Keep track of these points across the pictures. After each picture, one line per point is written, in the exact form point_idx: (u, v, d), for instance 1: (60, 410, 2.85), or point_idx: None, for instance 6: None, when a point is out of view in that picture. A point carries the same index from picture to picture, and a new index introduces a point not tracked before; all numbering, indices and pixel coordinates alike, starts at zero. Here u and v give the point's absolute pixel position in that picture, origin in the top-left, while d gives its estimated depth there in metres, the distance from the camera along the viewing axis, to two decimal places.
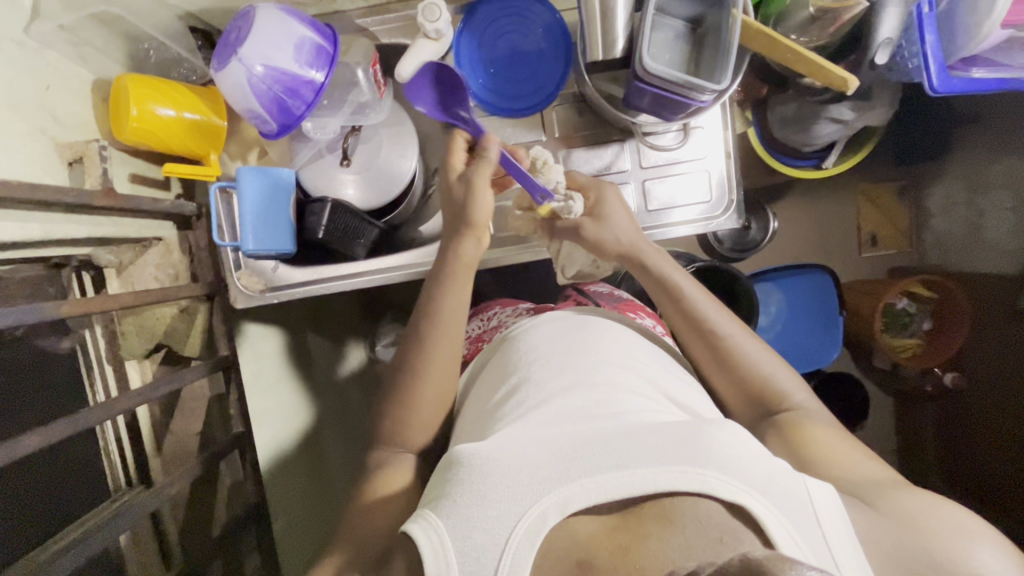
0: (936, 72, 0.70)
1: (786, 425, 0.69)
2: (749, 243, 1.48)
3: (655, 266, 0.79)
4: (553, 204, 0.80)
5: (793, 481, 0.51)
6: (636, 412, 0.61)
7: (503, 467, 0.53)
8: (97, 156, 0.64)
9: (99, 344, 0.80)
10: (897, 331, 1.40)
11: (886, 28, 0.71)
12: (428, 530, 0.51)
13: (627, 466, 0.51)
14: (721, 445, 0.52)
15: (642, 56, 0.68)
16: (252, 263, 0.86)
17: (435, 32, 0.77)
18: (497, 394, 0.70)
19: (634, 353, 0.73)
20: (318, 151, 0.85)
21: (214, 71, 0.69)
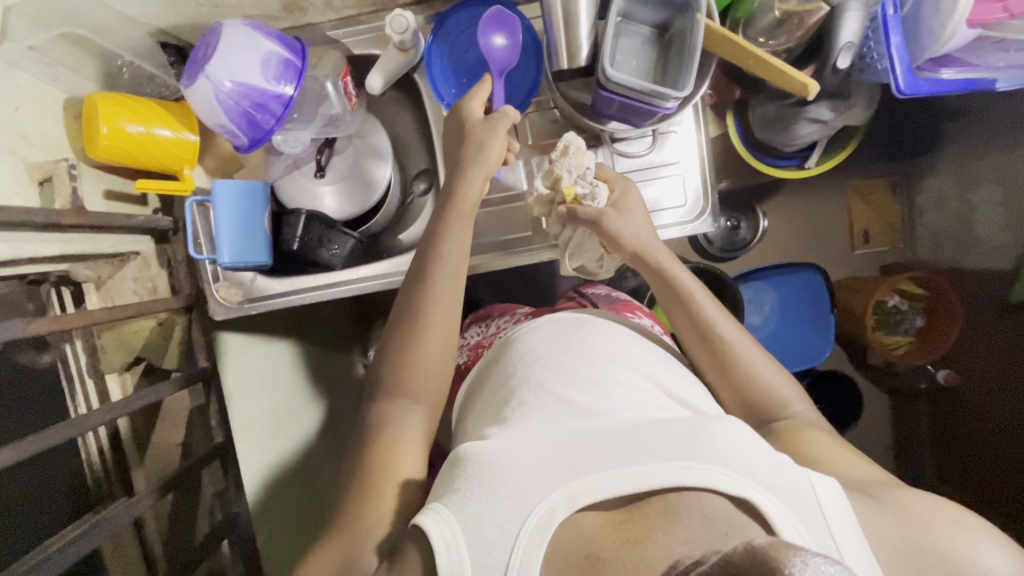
0: (902, 74, 0.70)
1: (784, 428, 0.69)
2: (738, 244, 1.49)
3: (658, 262, 0.80)
4: (578, 187, 0.80)
5: (795, 476, 0.53)
6: (640, 413, 0.63)
7: (512, 464, 0.55)
8: (66, 175, 0.65)
9: (81, 359, 0.80)
10: (889, 329, 1.40)
11: (847, 33, 0.69)
12: (439, 523, 0.52)
13: (633, 463, 0.53)
14: (724, 439, 0.55)
15: (604, 66, 0.68)
16: (231, 275, 0.87)
17: (403, 44, 0.79)
18: (500, 398, 0.72)
19: (636, 355, 0.75)
20: (291, 163, 0.86)
21: (183, 87, 0.70)
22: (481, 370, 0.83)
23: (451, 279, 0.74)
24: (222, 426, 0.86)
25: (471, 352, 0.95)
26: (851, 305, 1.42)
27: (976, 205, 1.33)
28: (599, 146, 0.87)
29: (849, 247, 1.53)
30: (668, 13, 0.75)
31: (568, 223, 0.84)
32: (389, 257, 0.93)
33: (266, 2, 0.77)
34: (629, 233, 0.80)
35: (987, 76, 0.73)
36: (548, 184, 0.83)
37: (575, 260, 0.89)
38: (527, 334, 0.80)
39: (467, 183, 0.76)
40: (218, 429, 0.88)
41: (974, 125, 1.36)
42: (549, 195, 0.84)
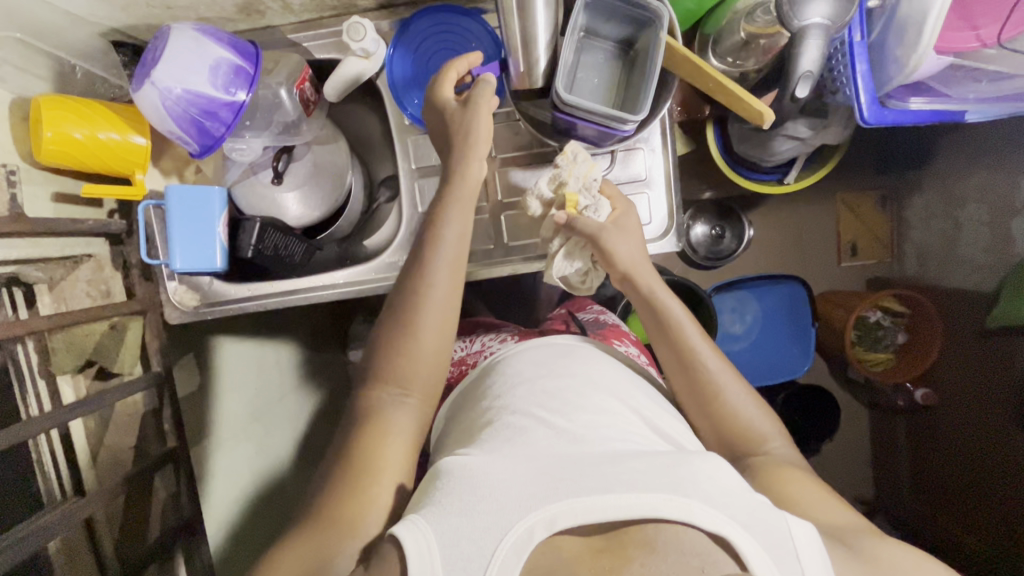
0: (867, 103, 0.67)
1: (758, 468, 0.68)
2: (724, 251, 1.43)
3: (649, 286, 0.79)
4: (580, 198, 0.77)
5: (774, 514, 0.54)
6: (623, 441, 0.64)
7: (495, 483, 0.56)
8: (4, 181, 0.66)
9: (31, 358, 0.77)
10: (870, 345, 1.37)
11: (806, 63, 0.62)
12: (415, 534, 0.52)
13: (614, 491, 0.53)
14: (706, 474, 0.56)
15: (556, 88, 0.65)
16: (188, 280, 0.87)
17: (363, 51, 0.76)
18: (480, 419, 0.71)
19: (620, 380, 0.75)
20: (247, 169, 0.84)
21: (132, 91, 0.69)
22: (461, 393, 0.81)
23: (446, 291, 0.71)
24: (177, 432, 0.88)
25: (455, 367, 0.94)
26: (831, 318, 1.40)
27: (963, 224, 1.32)
28: None
29: (836, 259, 1.50)
30: (632, 28, 0.71)
31: (564, 231, 0.80)
32: (352, 263, 0.91)
33: (221, 4, 0.75)
34: (624, 254, 0.78)
35: (957, 108, 0.71)
36: (550, 185, 0.79)
37: (568, 260, 0.81)
38: (511, 356, 0.79)
39: (454, 190, 0.73)
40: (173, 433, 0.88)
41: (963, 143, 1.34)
42: (550, 199, 0.79)
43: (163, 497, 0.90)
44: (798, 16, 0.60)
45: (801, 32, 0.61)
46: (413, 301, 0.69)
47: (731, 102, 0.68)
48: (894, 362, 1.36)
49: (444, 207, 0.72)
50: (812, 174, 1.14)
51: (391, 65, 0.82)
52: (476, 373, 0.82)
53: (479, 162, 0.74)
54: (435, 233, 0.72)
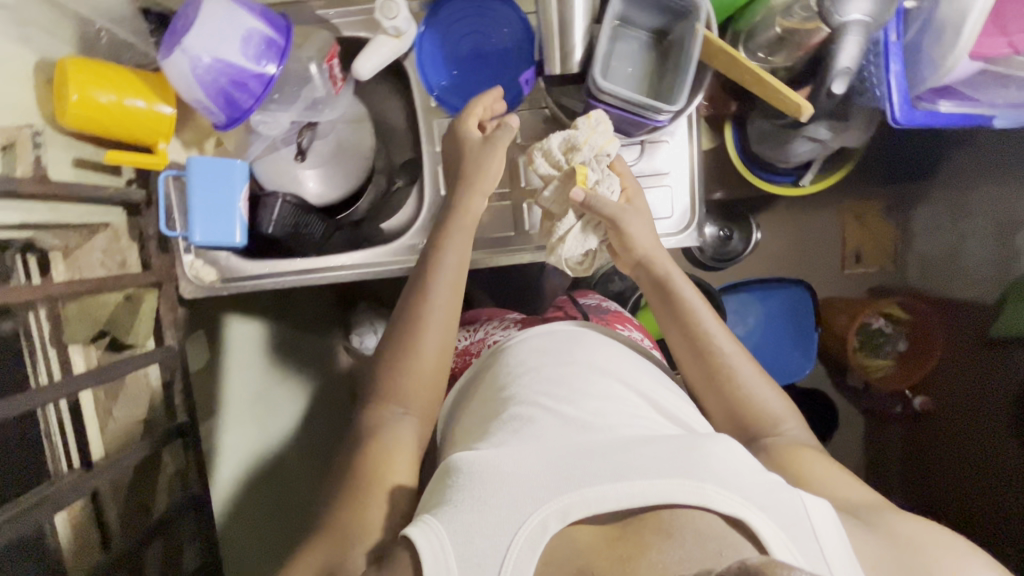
0: (898, 103, 0.68)
1: (775, 450, 0.68)
2: (730, 253, 1.43)
3: (666, 270, 0.79)
4: (592, 170, 0.73)
5: (787, 493, 0.54)
6: (634, 428, 0.64)
7: (506, 476, 0.55)
8: (30, 142, 0.64)
9: (43, 326, 0.76)
10: (870, 353, 1.39)
11: (846, 59, 0.63)
12: (428, 534, 0.52)
13: (626, 478, 0.53)
14: (718, 457, 0.55)
15: (595, 75, 0.65)
16: (203, 254, 0.86)
17: (395, 30, 0.76)
18: (490, 409, 0.71)
19: (629, 368, 0.75)
20: (271, 143, 0.82)
21: (160, 58, 0.68)
22: (472, 375, 0.82)
23: (445, 316, 0.73)
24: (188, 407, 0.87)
25: (459, 357, 0.95)
26: (834, 323, 1.41)
27: (966, 235, 1.35)
28: None
29: (840, 266, 1.51)
30: (667, 19, 0.71)
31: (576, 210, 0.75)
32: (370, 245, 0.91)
33: None
34: (636, 243, 0.77)
35: (985, 112, 0.72)
36: (560, 149, 0.74)
37: (577, 239, 0.77)
38: (516, 343, 0.79)
39: (455, 221, 0.76)
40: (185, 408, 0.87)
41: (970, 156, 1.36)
42: (557, 164, 0.74)
43: (170, 473, 0.89)
44: (839, 12, 0.61)
45: (841, 29, 0.62)
46: (415, 326, 0.71)
47: (769, 95, 0.68)
48: (893, 369, 1.37)
49: (445, 237, 0.75)
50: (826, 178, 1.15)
51: (421, 46, 0.82)
52: (483, 361, 0.82)
53: (480, 198, 0.77)
54: (434, 262, 0.74)
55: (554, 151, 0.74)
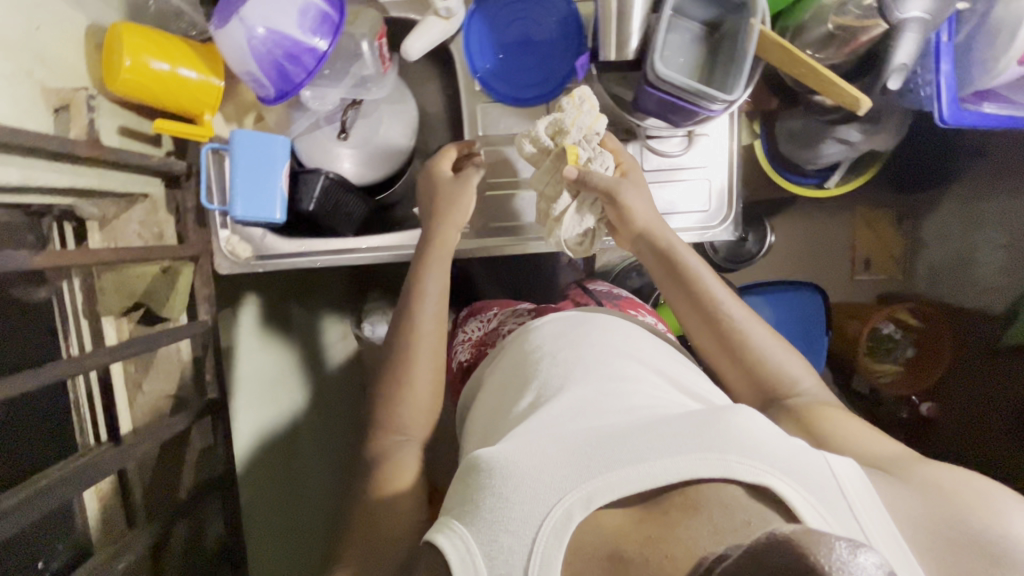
0: (947, 102, 0.70)
1: (797, 408, 0.67)
2: (743, 255, 1.46)
3: (669, 241, 0.78)
4: (585, 150, 0.75)
5: (811, 456, 0.51)
6: (652, 409, 0.60)
7: (525, 468, 0.51)
8: (84, 105, 0.63)
9: (77, 298, 0.77)
10: (880, 356, 1.38)
11: (902, 55, 0.66)
12: (455, 539, 0.49)
13: (648, 458, 0.49)
14: (738, 427, 0.51)
15: (654, 60, 0.65)
16: (239, 229, 0.85)
17: (446, 11, 0.76)
18: (512, 398, 0.69)
19: (641, 349, 0.74)
20: (315, 121, 0.83)
21: (214, 28, 0.68)
22: (490, 361, 0.83)
23: (431, 343, 0.74)
24: (216, 385, 0.86)
25: (473, 347, 0.94)
26: (846, 329, 1.43)
27: (976, 244, 1.34)
28: (631, 140, 0.84)
29: (850, 272, 1.53)
30: (720, 11, 0.71)
31: (573, 187, 0.76)
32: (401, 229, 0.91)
33: None
34: (638, 215, 0.77)
35: None
36: (547, 132, 0.76)
37: (575, 217, 0.77)
38: (534, 330, 0.79)
39: (431, 253, 0.78)
40: (213, 386, 0.86)
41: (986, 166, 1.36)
42: (547, 147, 0.76)
43: (197, 452, 0.88)
44: (899, 9, 0.64)
45: (898, 26, 0.64)
46: (403, 361, 0.73)
47: (824, 88, 0.69)
48: (903, 374, 1.37)
49: (423, 270, 0.77)
50: (853, 182, 1.16)
51: (469, 30, 0.82)
52: (500, 351, 0.82)
53: (456, 229, 0.79)
54: (416, 292, 0.76)
55: (541, 134, 0.76)
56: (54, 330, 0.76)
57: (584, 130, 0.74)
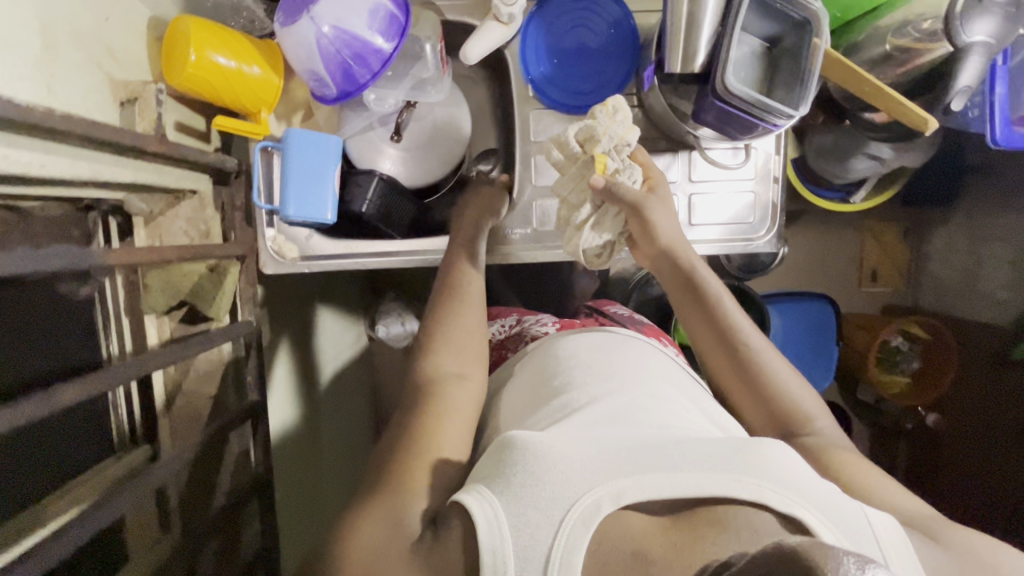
0: (999, 125, 0.75)
1: (811, 450, 0.64)
2: (758, 266, 1.35)
3: (689, 261, 0.74)
4: (613, 160, 0.71)
5: (846, 501, 0.46)
6: (682, 428, 0.57)
7: (559, 452, 0.48)
8: (154, 99, 0.63)
9: (119, 294, 0.74)
10: (887, 367, 1.36)
11: (965, 77, 0.69)
12: (482, 503, 0.46)
13: (679, 469, 0.46)
14: (776, 459, 0.47)
15: (723, 74, 0.66)
16: (286, 229, 0.84)
17: (508, 17, 0.76)
18: (536, 394, 0.65)
19: (675, 375, 0.69)
20: (370, 122, 0.83)
21: (281, 26, 0.67)
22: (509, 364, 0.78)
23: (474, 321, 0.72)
24: (258, 386, 0.84)
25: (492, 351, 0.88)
26: (854, 341, 1.41)
27: (983, 259, 1.30)
28: (683, 151, 0.86)
29: (857, 284, 1.51)
30: (781, 27, 0.72)
31: (599, 197, 0.71)
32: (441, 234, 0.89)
33: None
34: (663, 230, 0.73)
35: None
36: (578, 137, 0.71)
37: (597, 229, 0.73)
38: (564, 338, 0.73)
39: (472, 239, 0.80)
40: (255, 388, 0.84)
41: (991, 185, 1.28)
42: (576, 154, 0.72)
43: (235, 455, 0.86)
44: (966, 33, 0.66)
45: (965, 49, 0.67)
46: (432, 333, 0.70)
47: (887, 106, 0.72)
48: (910, 386, 1.35)
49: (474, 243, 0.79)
50: (876, 198, 1.18)
51: (525, 35, 0.83)
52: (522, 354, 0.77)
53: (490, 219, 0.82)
54: (460, 293, 0.74)
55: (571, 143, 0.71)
56: (94, 328, 0.73)
57: (616, 139, 0.70)
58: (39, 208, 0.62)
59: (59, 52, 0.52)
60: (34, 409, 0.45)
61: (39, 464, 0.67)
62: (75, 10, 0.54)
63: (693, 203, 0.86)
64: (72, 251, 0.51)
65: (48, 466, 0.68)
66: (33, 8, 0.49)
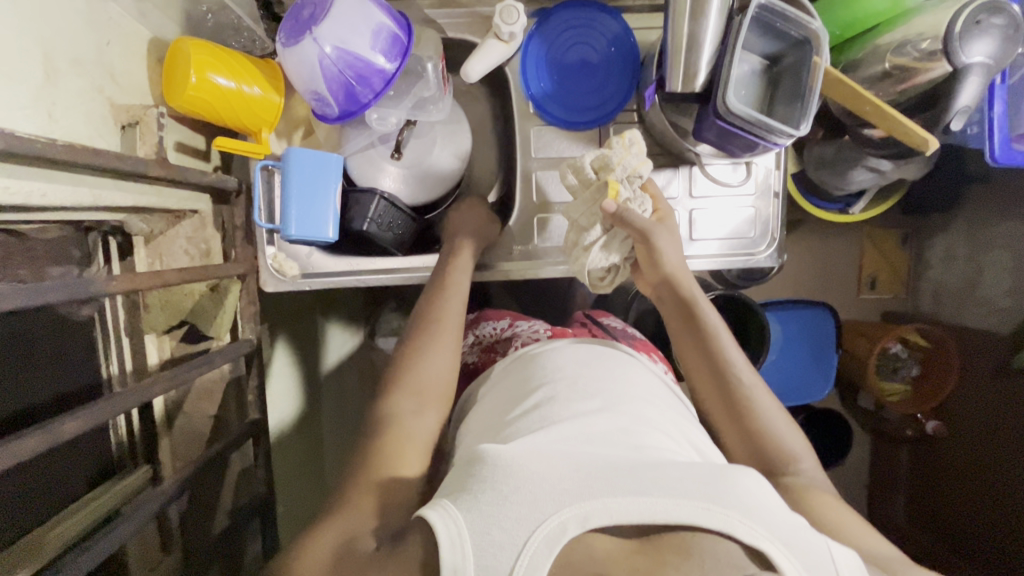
0: (999, 143, 0.76)
1: (790, 487, 0.62)
2: (757, 274, 1.33)
3: (690, 289, 0.75)
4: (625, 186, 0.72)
5: (811, 536, 0.45)
6: (660, 447, 0.55)
7: (530, 471, 0.46)
8: (155, 124, 0.61)
9: (119, 314, 0.74)
10: (887, 375, 1.37)
11: (965, 97, 0.70)
12: (448, 520, 0.44)
13: (649, 493, 0.44)
14: (746, 489, 0.46)
15: (725, 93, 0.66)
16: (288, 247, 0.83)
17: (509, 35, 0.76)
18: (510, 402, 0.63)
19: (657, 392, 0.66)
20: (371, 141, 0.82)
21: (283, 45, 0.67)
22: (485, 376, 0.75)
23: (448, 357, 0.71)
24: (259, 404, 0.83)
25: (481, 352, 0.86)
26: (853, 348, 1.39)
27: (985, 267, 1.28)
28: (684, 166, 0.86)
29: (856, 291, 1.52)
30: (782, 44, 0.72)
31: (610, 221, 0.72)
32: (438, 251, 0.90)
33: None
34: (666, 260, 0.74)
35: None
36: (594, 165, 0.73)
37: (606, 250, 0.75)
38: (550, 350, 0.70)
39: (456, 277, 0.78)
40: (255, 405, 0.83)
41: (994, 194, 1.25)
42: (590, 181, 0.74)
43: (237, 474, 0.86)
44: (966, 54, 0.67)
45: (965, 69, 0.68)
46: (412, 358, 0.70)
47: (887, 125, 0.72)
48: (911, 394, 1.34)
49: (451, 274, 0.78)
50: (875, 209, 1.18)
51: (526, 52, 0.83)
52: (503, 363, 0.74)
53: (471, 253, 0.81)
54: (436, 324, 0.73)
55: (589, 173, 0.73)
56: (95, 350, 0.72)
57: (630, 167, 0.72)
58: (40, 231, 0.61)
59: (59, 79, 0.52)
60: (36, 444, 0.44)
61: (39, 489, 0.66)
62: (74, 36, 0.54)
63: (693, 220, 0.86)
64: (75, 282, 0.50)
65: (46, 492, 0.67)
66: (33, 37, 0.49)
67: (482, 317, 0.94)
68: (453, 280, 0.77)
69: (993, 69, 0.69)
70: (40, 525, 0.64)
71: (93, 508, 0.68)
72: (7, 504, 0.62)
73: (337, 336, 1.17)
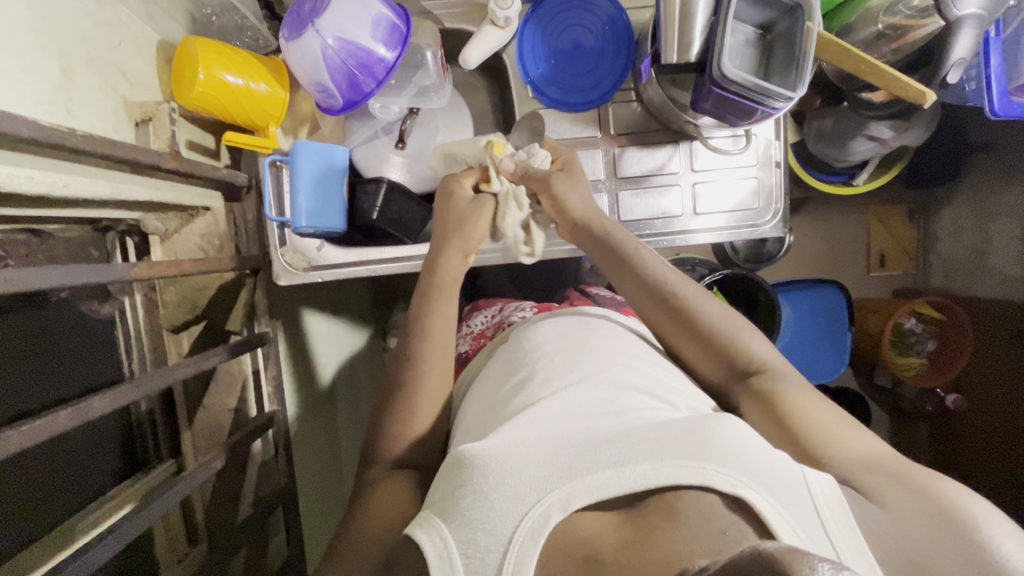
0: (997, 96, 0.79)
1: (760, 390, 0.60)
2: (764, 255, 1.33)
3: (628, 244, 0.73)
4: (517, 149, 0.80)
5: (788, 465, 0.46)
6: (643, 408, 0.54)
7: (511, 465, 0.47)
8: (166, 118, 0.64)
9: (138, 312, 0.76)
10: (903, 351, 1.31)
11: (960, 49, 0.71)
12: (432, 535, 0.45)
13: (628, 462, 0.45)
14: (726, 436, 0.46)
15: (719, 59, 0.67)
16: (295, 241, 0.84)
17: (504, 20, 0.77)
18: (497, 387, 0.65)
19: (636, 347, 0.66)
20: (375, 131, 0.85)
21: (288, 39, 0.69)
22: (483, 357, 0.76)
23: (445, 362, 0.69)
24: (274, 398, 0.84)
25: (474, 340, 0.88)
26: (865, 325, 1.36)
27: (993, 235, 1.26)
28: (683, 140, 0.86)
29: (865, 269, 1.49)
30: (774, 12, 0.73)
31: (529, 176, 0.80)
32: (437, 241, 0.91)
33: None
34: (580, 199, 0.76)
35: None
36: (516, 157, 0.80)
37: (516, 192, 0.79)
38: (535, 327, 0.71)
39: (435, 291, 0.73)
40: (271, 398, 0.84)
41: (998, 162, 1.23)
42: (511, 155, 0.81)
43: (257, 466, 0.87)
44: (956, 5, 0.69)
45: (957, 21, 0.69)
46: (429, 351, 0.69)
47: (887, 84, 0.73)
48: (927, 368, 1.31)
49: (431, 300, 0.72)
50: (877, 180, 1.19)
51: (522, 39, 0.85)
52: (499, 339, 0.76)
53: (459, 260, 0.75)
54: (427, 327, 0.71)
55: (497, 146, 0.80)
56: (117, 347, 0.75)
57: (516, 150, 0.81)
58: (61, 230, 0.63)
59: (77, 77, 0.55)
60: (66, 421, 0.46)
61: (65, 484, 0.67)
62: (88, 35, 0.57)
63: (695, 194, 0.87)
64: (93, 266, 0.52)
65: (73, 489, 0.68)
66: (51, 37, 0.51)
67: (476, 309, 0.97)
68: (428, 304, 0.72)
69: (988, 19, 0.70)
70: (67, 519, 0.65)
71: (120, 501, 0.70)
72: (37, 495, 0.64)
73: (350, 335, 1.18)
